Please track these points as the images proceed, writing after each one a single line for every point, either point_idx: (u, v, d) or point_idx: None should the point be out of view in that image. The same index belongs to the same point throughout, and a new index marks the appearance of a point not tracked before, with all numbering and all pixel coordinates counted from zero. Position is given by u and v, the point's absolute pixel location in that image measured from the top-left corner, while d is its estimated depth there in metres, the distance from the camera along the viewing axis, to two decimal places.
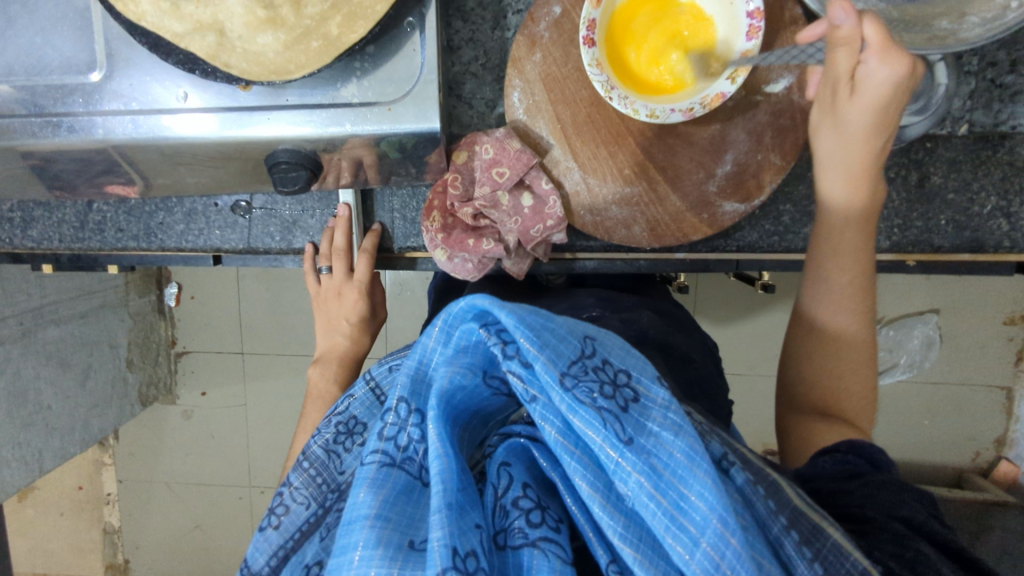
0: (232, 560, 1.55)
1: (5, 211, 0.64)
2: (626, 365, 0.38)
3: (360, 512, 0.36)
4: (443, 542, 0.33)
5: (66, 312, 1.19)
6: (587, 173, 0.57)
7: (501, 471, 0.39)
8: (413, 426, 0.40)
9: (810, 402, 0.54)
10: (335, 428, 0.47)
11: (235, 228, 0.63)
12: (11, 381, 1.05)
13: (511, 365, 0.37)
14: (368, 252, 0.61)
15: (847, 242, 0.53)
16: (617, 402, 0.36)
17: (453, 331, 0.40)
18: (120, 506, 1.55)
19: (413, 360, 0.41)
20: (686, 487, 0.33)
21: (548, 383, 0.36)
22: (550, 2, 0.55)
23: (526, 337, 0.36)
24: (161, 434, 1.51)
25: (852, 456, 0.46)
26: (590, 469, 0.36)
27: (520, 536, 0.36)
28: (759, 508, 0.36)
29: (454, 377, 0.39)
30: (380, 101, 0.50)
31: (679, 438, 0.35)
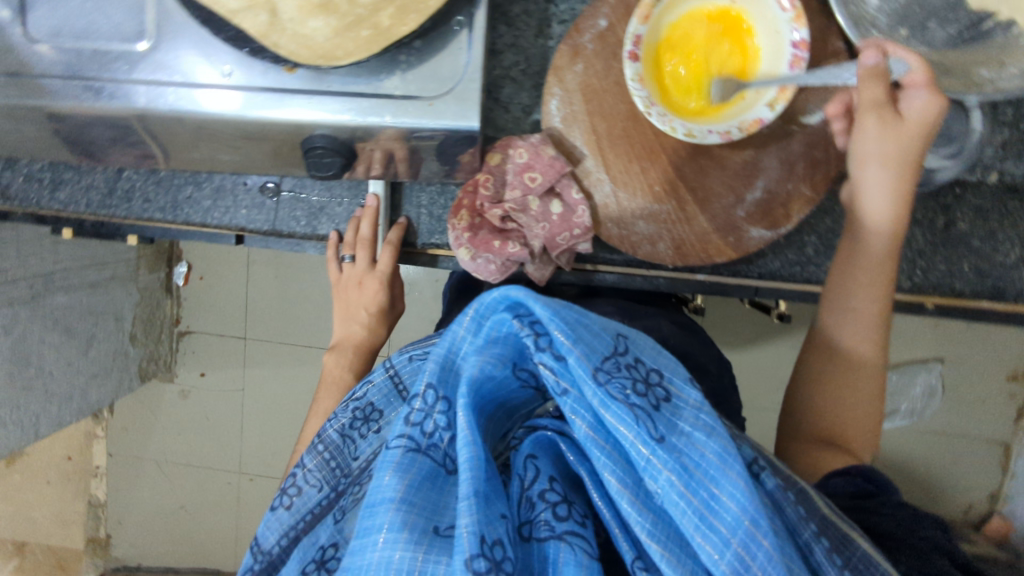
0: (213, 545, 1.54)
1: (35, 172, 0.65)
2: (658, 364, 0.40)
3: (385, 495, 0.38)
4: (471, 528, 0.35)
5: (76, 280, 1.19)
6: (618, 186, 0.57)
7: (528, 463, 0.41)
8: (439, 414, 0.40)
9: (816, 432, 0.55)
10: (350, 413, 0.48)
11: (262, 209, 0.64)
12: (16, 343, 1.05)
13: (543, 358, 0.38)
14: (393, 244, 0.61)
15: (878, 281, 0.53)
16: (649, 400, 0.38)
17: (485, 320, 0.40)
18: (108, 479, 1.54)
19: (442, 349, 0.41)
20: (717, 486, 0.36)
21: (581, 377, 0.37)
22: (596, 15, 0.56)
23: (560, 330, 0.37)
24: (156, 411, 1.51)
25: (863, 479, 0.48)
26: (620, 466, 0.37)
27: (545, 529, 0.38)
28: (789, 512, 0.38)
29: (485, 368, 0.39)
30: (422, 96, 0.51)
31: (712, 440, 0.37)
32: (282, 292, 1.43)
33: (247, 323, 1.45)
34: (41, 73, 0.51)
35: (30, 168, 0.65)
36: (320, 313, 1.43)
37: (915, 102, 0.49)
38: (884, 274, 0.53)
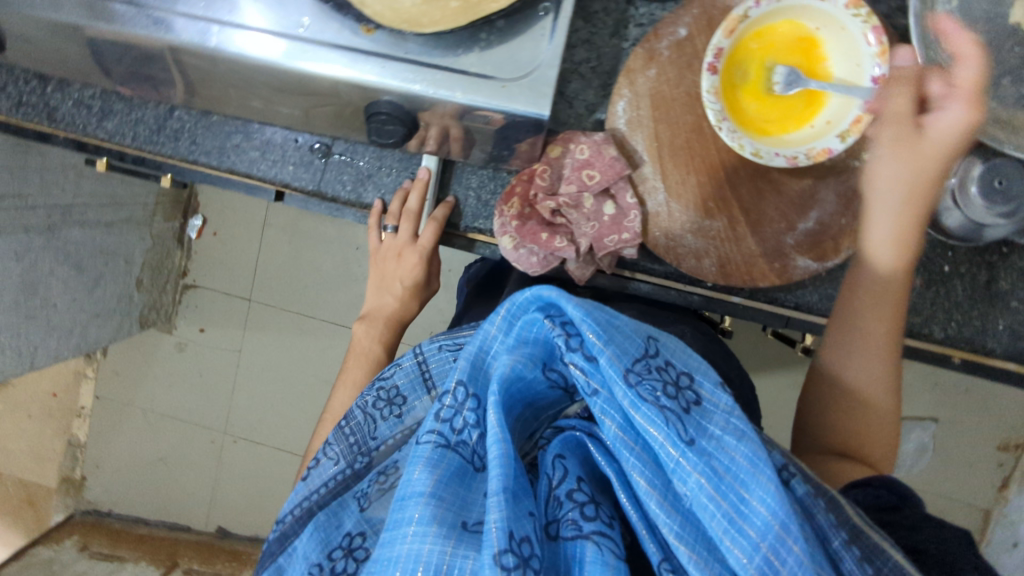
0: (186, 502, 1.52)
1: (85, 97, 0.64)
2: (688, 367, 0.40)
3: (415, 490, 0.38)
4: (500, 524, 0.35)
5: (93, 216, 1.18)
6: (672, 197, 0.57)
7: (556, 462, 0.40)
8: (469, 411, 0.41)
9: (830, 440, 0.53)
10: (376, 393, 0.50)
11: (309, 168, 0.63)
12: (26, 270, 1.04)
13: (574, 357, 0.39)
14: (439, 219, 0.61)
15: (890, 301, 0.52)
16: (680, 403, 0.38)
17: (515, 321, 0.41)
18: (91, 421, 1.52)
19: (474, 347, 0.42)
20: (748, 491, 0.36)
21: (611, 378, 0.38)
22: (676, 23, 0.55)
23: (592, 330, 0.38)
24: (149, 361, 1.49)
25: (884, 487, 0.48)
26: (648, 468, 0.37)
27: (572, 527, 0.38)
28: (821, 520, 0.38)
29: (516, 366, 0.40)
30: (497, 77, 0.49)
31: (741, 444, 0.37)
32: (293, 259, 1.42)
33: (254, 285, 1.44)
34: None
35: (80, 92, 0.64)
36: (328, 286, 1.42)
37: (953, 117, 0.48)
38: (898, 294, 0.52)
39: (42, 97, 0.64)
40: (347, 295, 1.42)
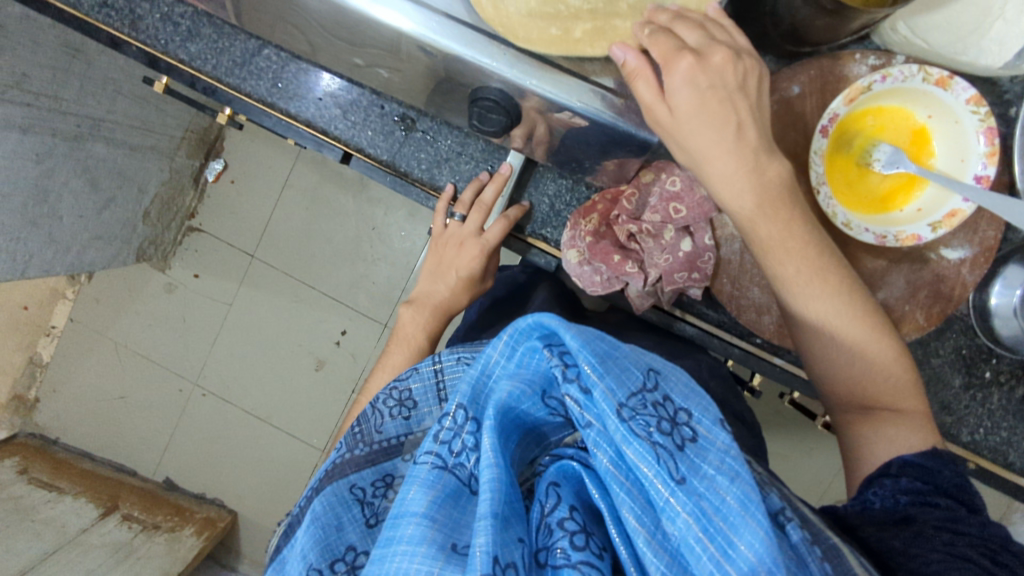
0: (138, 446, 1.46)
1: (174, 14, 0.62)
2: (688, 403, 0.38)
3: (409, 509, 0.37)
4: (486, 550, 0.33)
5: (119, 136, 1.14)
6: (748, 247, 0.57)
7: (550, 490, 0.38)
8: (468, 434, 0.39)
9: (852, 402, 0.56)
10: (388, 392, 0.50)
11: (389, 138, 0.62)
12: (42, 175, 0.99)
13: (570, 389, 0.37)
14: (509, 220, 0.61)
15: (818, 286, 0.52)
16: (675, 439, 0.36)
17: (517, 346, 0.40)
18: (58, 343, 1.46)
19: (475, 370, 0.40)
20: (738, 535, 0.33)
21: (605, 412, 0.36)
22: (792, 80, 0.55)
23: (588, 361, 0.37)
24: (134, 295, 1.44)
25: (911, 480, 0.48)
26: (637, 505, 0.36)
27: (562, 556, 0.36)
28: (813, 569, 0.36)
29: (513, 393, 0.39)
30: (614, 91, 0.47)
31: (735, 485, 0.34)
32: (306, 225, 1.39)
33: (260, 242, 1.40)
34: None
35: (171, 8, 0.61)
36: (335, 259, 1.39)
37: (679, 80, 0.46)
38: (823, 276, 0.52)
39: (130, 2, 0.61)
40: (351, 273, 1.39)
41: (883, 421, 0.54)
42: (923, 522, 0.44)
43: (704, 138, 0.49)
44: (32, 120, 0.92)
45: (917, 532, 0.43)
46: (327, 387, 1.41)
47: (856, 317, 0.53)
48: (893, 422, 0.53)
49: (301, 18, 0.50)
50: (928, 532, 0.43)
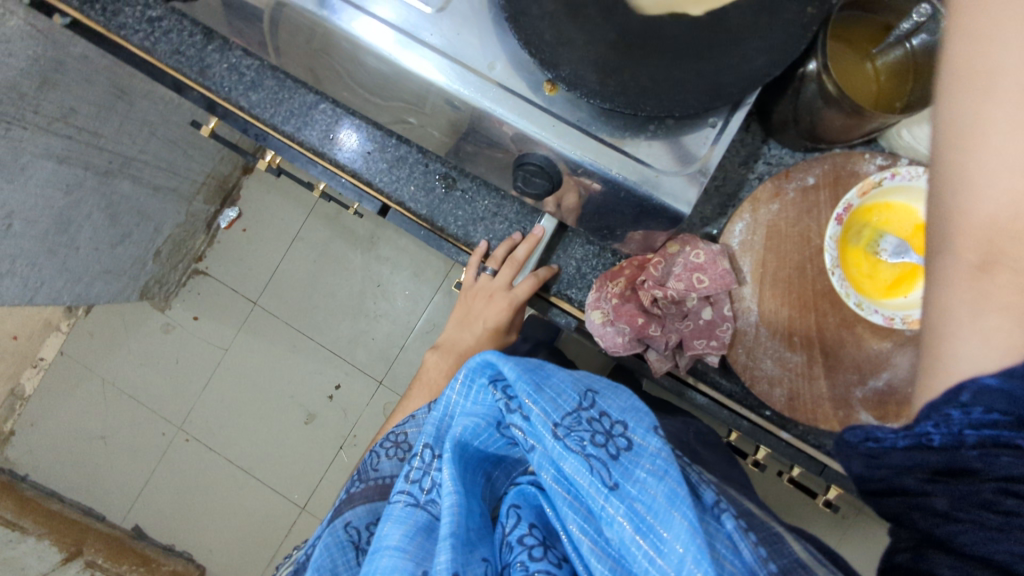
0: (110, 489, 1.41)
1: (241, 65, 0.67)
2: (623, 417, 0.45)
3: (386, 543, 0.44)
4: (447, 566, 0.40)
5: (145, 176, 1.17)
6: (763, 320, 0.60)
7: (510, 511, 0.47)
8: (434, 470, 0.48)
9: (963, 249, 0.31)
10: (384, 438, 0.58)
11: (429, 194, 0.66)
12: (68, 205, 1.02)
13: (514, 419, 0.45)
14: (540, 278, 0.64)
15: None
16: (609, 450, 0.43)
17: (471, 383, 0.48)
18: (44, 377, 1.43)
19: (437, 413, 0.49)
20: (665, 527, 0.39)
21: (543, 433, 0.43)
22: (808, 171, 0.60)
23: (523, 388, 0.45)
24: (130, 332, 1.43)
25: (987, 412, 0.30)
26: (581, 514, 0.42)
27: (521, 568, 0.43)
28: (746, 555, 0.38)
29: (467, 428, 0.47)
30: (651, 166, 0.52)
31: (662, 483, 0.41)
32: (313, 277, 1.41)
33: (264, 290, 1.42)
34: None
35: (239, 60, 0.67)
36: (336, 312, 1.41)
37: None
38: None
39: (201, 52, 0.66)
40: (352, 327, 1.40)
41: (1000, 300, 0.30)
42: (980, 484, 0.31)
43: None
44: (69, 152, 0.96)
45: (965, 499, 0.31)
46: (314, 441, 1.38)
47: None
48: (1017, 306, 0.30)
49: (372, 81, 0.56)
50: (983, 498, 0.31)
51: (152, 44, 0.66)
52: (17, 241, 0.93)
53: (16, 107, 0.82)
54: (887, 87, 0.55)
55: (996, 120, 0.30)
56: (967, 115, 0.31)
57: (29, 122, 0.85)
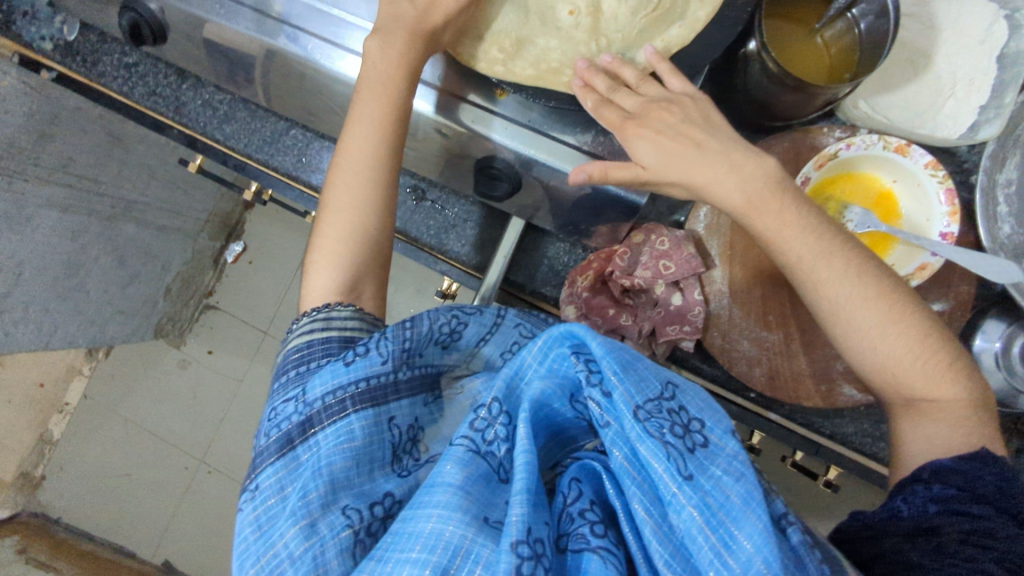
0: (139, 524, 1.45)
1: (213, 100, 0.70)
2: (700, 415, 0.41)
3: (444, 480, 0.38)
4: (523, 518, 0.35)
5: (149, 217, 1.22)
6: (735, 302, 0.61)
7: (572, 483, 0.41)
8: (500, 425, 0.41)
9: (890, 397, 0.50)
10: (446, 316, 0.46)
11: (401, 208, 0.69)
12: (76, 251, 1.06)
13: (592, 392, 0.41)
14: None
15: (839, 271, 0.49)
16: (686, 443, 0.39)
17: (549, 349, 0.42)
18: (71, 419, 1.47)
19: (511, 369, 0.42)
20: (737, 529, 0.36)
21: (622, 412, 0.40)
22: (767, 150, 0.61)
23: (611, 366, 0.40)
24: (148, 370, 1.47)
25: (942, 487, 0.43)
26: (648, 497, 0.38)
27: (581, 541, 0.38)
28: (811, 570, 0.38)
29: (545, 391, 0.41)
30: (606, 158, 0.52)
31: (738, 484, 0.38)
32: None
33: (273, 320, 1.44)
34: (285, 20, 0.52)
35: (211, 96, 0.70)
36: None
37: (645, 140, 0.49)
38: (842, 265, 0.49)
39: (175, 92, 0.70)
40: None
41: (925, 414, 0.48)
42: (946, 535, 0.41)
43: (688, 167, 0.50)
44: (73, 200, 1.00)
45: (938, 546, 0.40)
46: None
47: (879, 293, 0.49)
48: (934, 415, 0.48)
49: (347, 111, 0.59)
50: (951, 549, 0.40)
51: (130, 88, 0.71)
52: (28, 289, 0.98)
53: (16, 161, 0.86)
54: (838, 57, 0.55)
55: (853, 331, 0.49)
56: (839, 331, 0.50)
57: (31, 174, 0.90)
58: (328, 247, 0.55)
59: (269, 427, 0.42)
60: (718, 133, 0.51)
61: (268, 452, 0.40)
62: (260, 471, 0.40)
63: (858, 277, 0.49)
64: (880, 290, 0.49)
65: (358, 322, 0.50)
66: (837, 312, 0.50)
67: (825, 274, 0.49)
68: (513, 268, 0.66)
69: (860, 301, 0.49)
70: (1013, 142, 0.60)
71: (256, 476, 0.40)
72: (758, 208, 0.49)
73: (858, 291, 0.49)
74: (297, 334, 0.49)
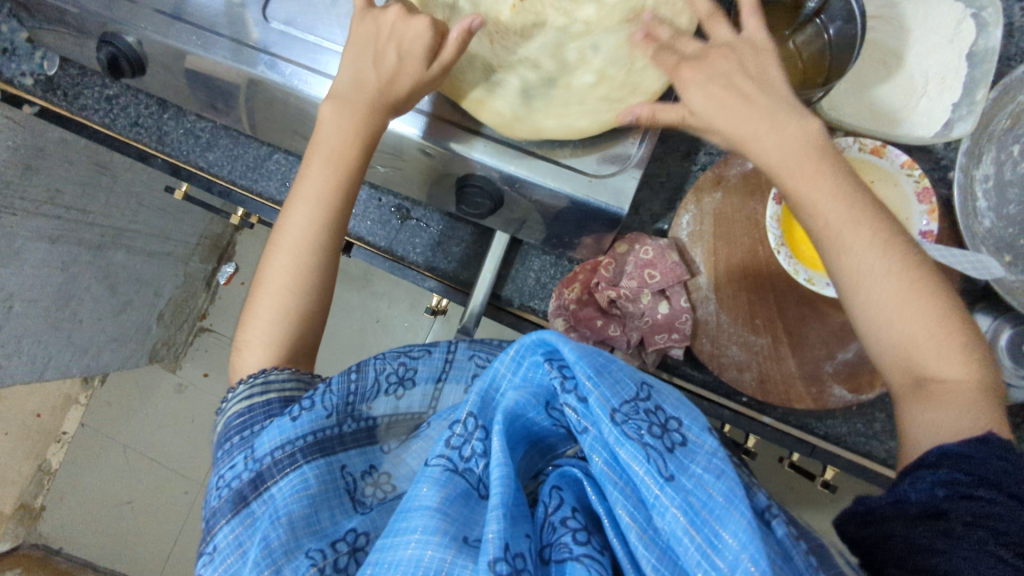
0: (141, 551, 1.44)
1: (195, 128, 0.71)
2: (677, 413, 0.41)
3: (420, 503, 0.38)
4: (498, 536, 0.35)
5: (139, 243, 1.22)
6: (722, 308, 0.61)
7: (552, 492, 0.41)
8: (477, 440, 0.41)
9: (901, 382, 0.46)
10: (392, 366, 0.48)
11: (386, 227, 0.69)
12: (66, 281, 1.06)
13: (568, 399, 0.41)
14: (417, 41, 0.48)
15: (862, 238, 0.46)
16: (664, 443, 0.39)
17: (522, 361, 0.43)
18: (69, 449, 1.47)
19: (484, 382, 0.43)
20: (721, 526, 0.36)
21: (600, 417, 0.40)
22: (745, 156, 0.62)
23: (584, 371, 0.40)
24: (145, 396, 1.46)
25: (950, 471, 0.39)
26: (631, 502, 0.38)
27: (565, 550, 0.38)
28: (799, 564, 0.38)
29: (520, 402, 0.42)
30: (584, 171, 0.52)
31: (719, 481, 0.38)
32: None
33: None
34: (262, 47, 0.53)
35: (193, 124, 0.70)
36: (339, 353, 1.42)
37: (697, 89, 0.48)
38: (868, 231, 0.46)
39: (157, 121, 0.71)
40: None
41: (935, 399, 0.44)
42: (953, 520, 0.38)
43: (745, 121, 0.48)
44: (61, 231, 1.00)
45: (946, 532, 0.37)
46: None
47: (904, 265, 0.46)
48: (946, 399, 0.43)
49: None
50: (957, 532, 0.37)
51: (112, 120, 0.71)
52: (18, 322, 0.97)
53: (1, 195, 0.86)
54: (810, 62, 0.56)
55: (868, 298, 0.46)
56: (855, 300, 0.47)
57: (17, 208, 0.90)
58: (260, 326, 0.55)
59: (221, 481, 0.43)
60: (770, 90, 0.48)
61: (223, 512, 0.41)
62: (218, 530, 0.41)
63: (881, 244, 0.46)
64: (903, 263, 0.46)
65: (296, 383, 0.51)
66: (858, 277, 0.46)
67: (850, 239, 0.46)
68: (500, 282, 0.67)
69: (882, 268, 0.46)
70: (986, 138, 0.60)
71: (214, 537, 0.41)
72: (791, 167, 0.47)
73: (882, 260, 0.46)
74: (235, 402, 0.50)
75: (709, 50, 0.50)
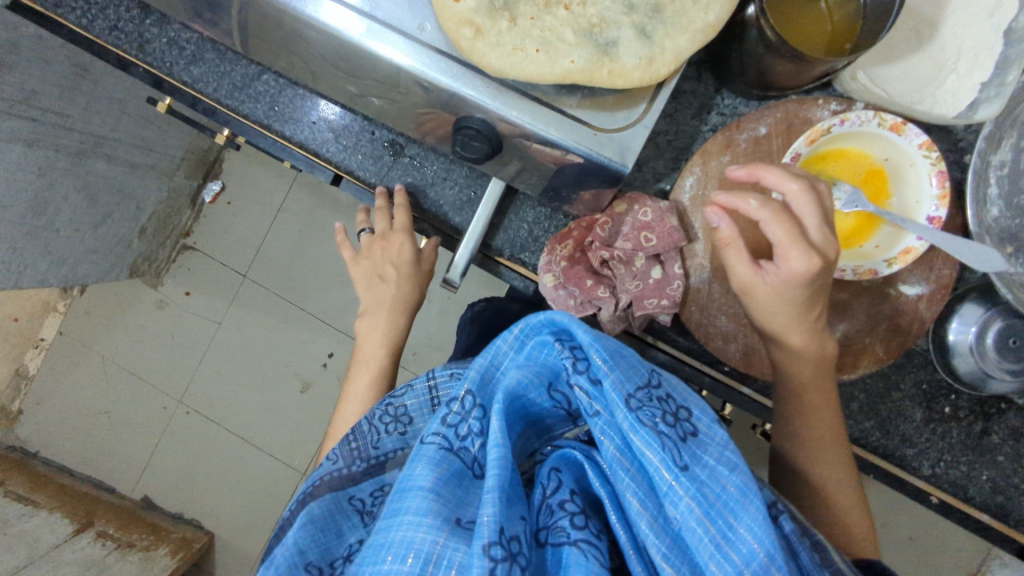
0: (117, 461, 1.45)
1: (180, 39, 0.66)
2: (687, 403, 0.41)
3: (415, 483, 0.37)
4: (493, 520, 0.35)
5: (120, 152, 1.17)
6: (716, 277, 0.60)
7: (550, 474, 0.41)
8: (474, 419, 0.41)
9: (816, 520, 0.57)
10: (384, 409, 0.51)
11: (377, 162, 0.67)
12: (43, 188, 1.02)
13: (580, 380, 0.40)
14: (402, 255, 0.71)
15: (826, 413, 0.57)
16: (678, 431, 0.39)
17: (527, 341, 0.43)
18: (46, 356, 1.45)
19: (486, 359, 0.43)
20: (736, 519, 0.36)
21: (613, 401, 0.39)
22: (759, 121, 0.60)
23: (599, 355, 0.40)
24: (125, 310, 1.45)
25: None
26: (642, 489, 0.38)
27: (562, 534, 0.38)
28: (804, 560, 0.40)
29: (522, 379, 0.41)
30: (590, 123, 0.49)
31: (733, 474, 0.38)
32: (298, 246, 1.41)
33: (252, 262, 1.42)
34: None
35: (178, 34, 0.66)
36: (325, 283, 1.41)
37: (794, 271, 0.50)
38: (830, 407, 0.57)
39: (139, 27, 0.66)
40: (341, 296, 1.40)
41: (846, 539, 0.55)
42: None
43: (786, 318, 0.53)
44: (37, 134, 0.95)
45: None
46: (311, 409, 1.40)
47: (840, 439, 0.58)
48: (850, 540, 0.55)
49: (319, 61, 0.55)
50: None
51: (89, 21, 0.66)
52: None
53: None
54: (840, 25, 0.52)
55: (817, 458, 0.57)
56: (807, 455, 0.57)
57: None
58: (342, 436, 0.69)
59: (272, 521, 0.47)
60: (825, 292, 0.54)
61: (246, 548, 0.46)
62: None
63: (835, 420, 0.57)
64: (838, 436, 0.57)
65: None
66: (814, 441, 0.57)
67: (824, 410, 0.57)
68: (493, 232, 0.65)
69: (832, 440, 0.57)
70: (1009, 123, 0.58)
71: None
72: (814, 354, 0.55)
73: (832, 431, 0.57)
74: None
75: (831, 241, 0.50)
